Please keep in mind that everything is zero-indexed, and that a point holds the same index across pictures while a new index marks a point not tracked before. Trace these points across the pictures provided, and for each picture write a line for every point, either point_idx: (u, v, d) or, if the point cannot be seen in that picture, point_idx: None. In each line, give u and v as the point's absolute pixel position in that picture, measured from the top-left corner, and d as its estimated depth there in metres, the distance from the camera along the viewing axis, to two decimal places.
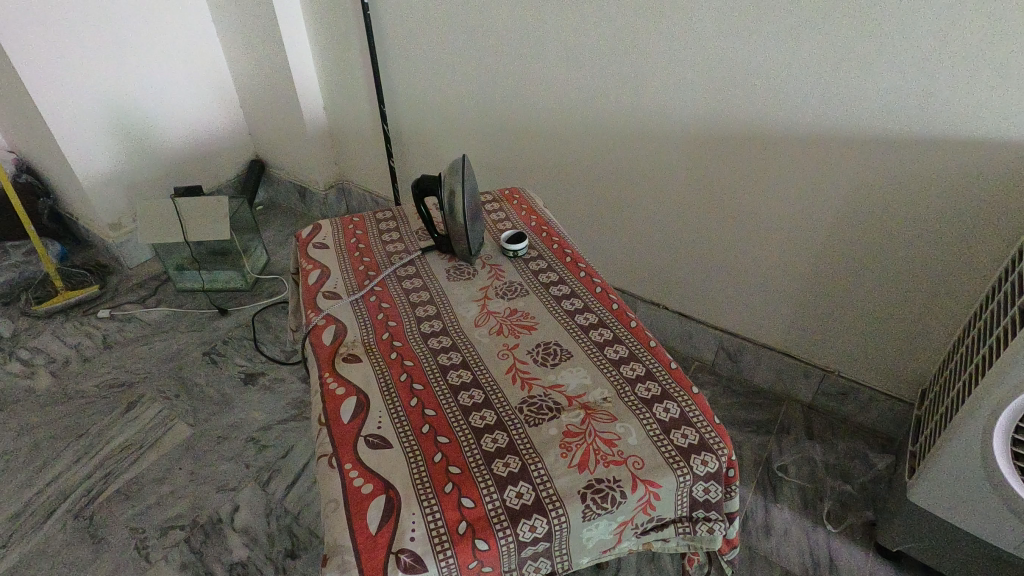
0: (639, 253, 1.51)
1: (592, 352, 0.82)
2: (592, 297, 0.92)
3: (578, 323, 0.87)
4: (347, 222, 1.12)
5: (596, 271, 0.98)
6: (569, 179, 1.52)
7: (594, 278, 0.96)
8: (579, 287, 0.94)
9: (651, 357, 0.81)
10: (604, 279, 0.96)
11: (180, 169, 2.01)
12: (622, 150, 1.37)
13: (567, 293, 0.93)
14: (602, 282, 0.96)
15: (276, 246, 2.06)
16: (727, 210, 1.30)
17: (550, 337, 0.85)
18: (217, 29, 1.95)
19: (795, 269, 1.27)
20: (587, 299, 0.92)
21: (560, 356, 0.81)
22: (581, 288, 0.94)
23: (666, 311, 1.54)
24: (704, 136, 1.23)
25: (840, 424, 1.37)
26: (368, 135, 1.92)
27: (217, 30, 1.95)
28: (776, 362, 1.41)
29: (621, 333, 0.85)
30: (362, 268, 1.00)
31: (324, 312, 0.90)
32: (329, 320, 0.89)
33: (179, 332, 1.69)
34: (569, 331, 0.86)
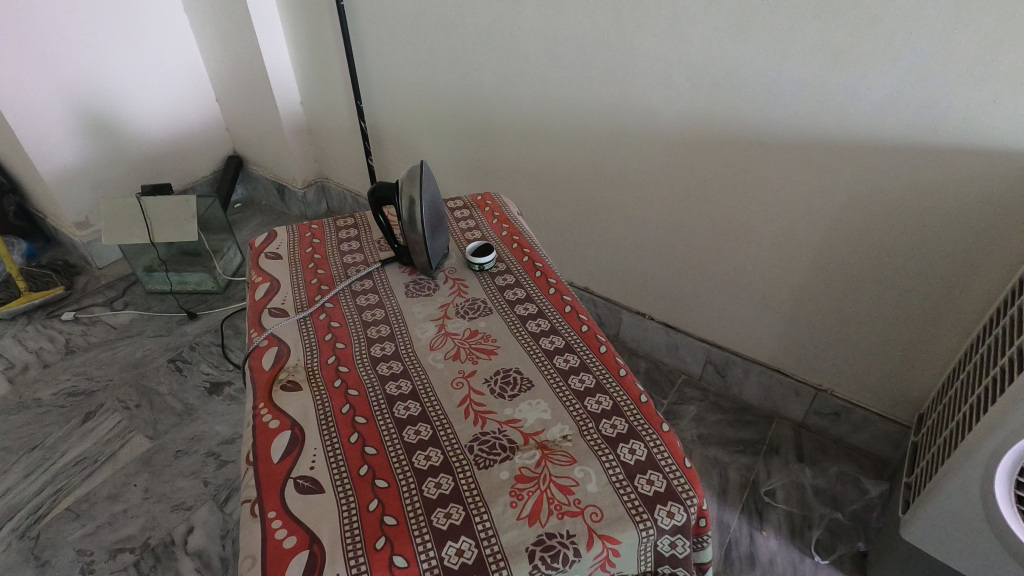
0: (624, 261, 1.43)
1: (555, 381, 0.75)
2: (560, 317, 0.85)
3: (543, 348, 0.80)
4: (305, 229, 1.05)
5: (567, 288, 0.90)
6: (551, 182, 1.44)
7: (564, 295, 0.89)
8: (547, 305, 0.87)
9: (619, 389, 0.74)
10: (575, 297, 0.89)
11: (152, 164, 1.94)
12: (606, 152, 1.29)
13: (534, 312, 0.86)
14: (573, 299, 0.89)
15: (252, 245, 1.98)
16: (715, 218, 1.22)
17: (510, 364, 0.78)
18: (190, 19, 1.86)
19: (787, 281, 1.20)
20: (555, 319, 0.85)
21: (520, 386, 0.74)
22: (549, 306, 0.87)
23: (652, 321, 1.46)
24: (691, 139, 1.16)
25: (833, 445, 1.29)
26: (347, 132, 1.85)
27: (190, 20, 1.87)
28: (766, 378, 1.33)
29: (589, 360, 0.78)
30: (315, 282, 0.93)
31: (266, 332, 0.83)
32: (271, 341, 0.82)
33: (145, 337, 1.62)
34: (532, 357, 0.79)
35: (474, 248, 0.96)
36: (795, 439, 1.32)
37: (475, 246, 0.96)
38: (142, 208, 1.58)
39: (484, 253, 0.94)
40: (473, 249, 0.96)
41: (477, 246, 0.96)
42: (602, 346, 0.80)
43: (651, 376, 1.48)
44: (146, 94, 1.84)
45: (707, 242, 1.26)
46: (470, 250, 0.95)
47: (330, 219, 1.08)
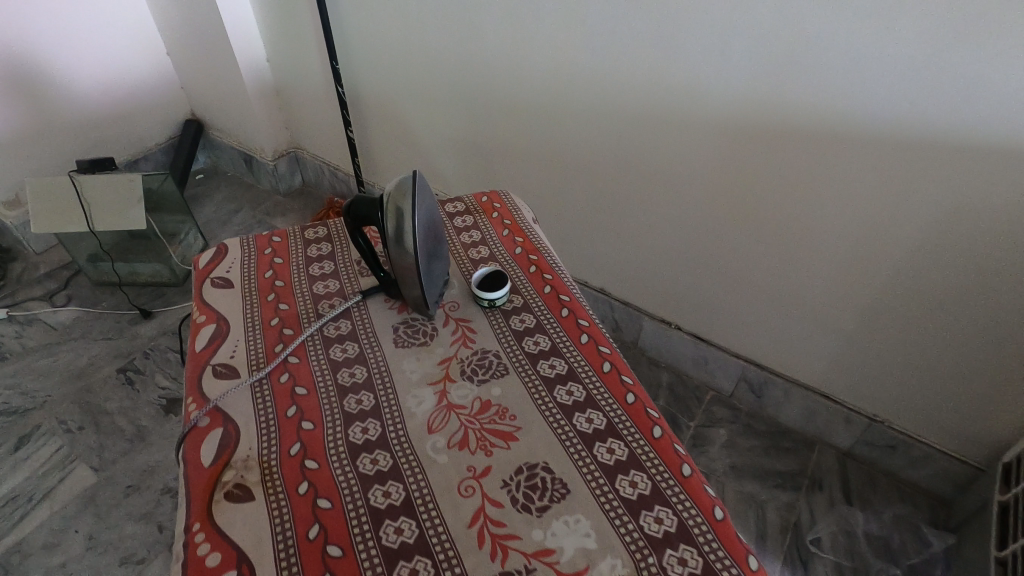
0: (650, 265, 1.23)
1: (597, 487, 0.56)
2: (598, 381, 0.65)
3: (578, 430, 0.60)
4: (263, 244, 0.82)
5: (603, 334, 0.70)
6: (565, 170, 1.21)
7: (601, 346, 0.69)
8: (579, 362, 0.67)
9: (684, 499, 0.55)
10: (614, 349, 0.69)
11: (92, 130, 1.65)
12: (636, 137, 1.06)
13: (564, 374, 0.66)
14: (612, 352, 0.69)
15: (215, 225, 1.73)
16: (768, 222, 1.01)
17: (536, 457, 0.58)
18: None
19: (850, 301, 1.00)
20: (591, 385, 0.65)
21: (552, 495, 0.55)
22: (583, 364, 0.67)
23: (679, 332, 1.27)
24: (748, 128, 0.93)
25: (882, 479, 1.13)
26: (322, 98, 1.57)
27: None
28: (811, 402, 1.16)
29: (640, 450, 0.59)
30: (275, 323, 0.71)
31: (207, 404, 0.62)
32: (214, 419, 0.61)
33: (90, 340, 1.39)
34: (564, 446, 0.59)
35: (481, 277, 0.75)
36: (840, 470, 1.16)
37: (482, 275, 0.75)
38: (78, 190, 1.33)
39: (495, 286, 0.74)
40: (481, 279, 0.75)
41: (485, 275, 0.75)
42: (655, 426, 0.61)
43: (675, 392, 1.30)
44: (80, 46, 1.54)
45: (755, 248, 1.06)
46: (477, 281, 0.75)
47: (297, 228, 0.86)
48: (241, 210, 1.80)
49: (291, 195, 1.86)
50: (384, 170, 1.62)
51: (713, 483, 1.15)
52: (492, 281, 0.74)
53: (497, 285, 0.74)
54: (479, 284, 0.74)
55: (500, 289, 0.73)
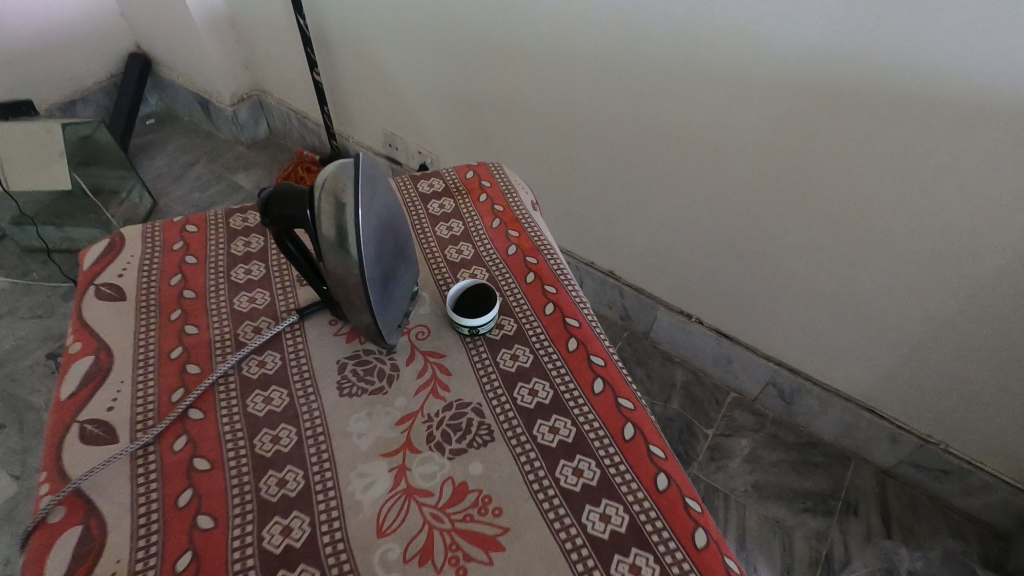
0: (669, 250, 1.03)
1: None
2: (617, 453, 0.47)
3: (589, 533, 0.43)
4: (173, 235, 0.62)
5: (624, 378, 0.52)
6: (571, 132, 0.98)
7: (621, 398, 0.51)
8: (591, 422, 0.49)
9: None
10: (639, 402, 0.51)
11: (17, 68, 1.40)
12: (662, 96, 0.83)
13: (570, 442, 0.48)
14: (636, 405, 0.51)
15: (167, 181, 1.50)
16: (826, 210, 0.80)
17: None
18: None
19: (919, 310, 0.81)
20: (606, 459, 0.47)
21: None
22: (596, 426, 0.49)
23: (699, 326, 1.09)
24: (816, 90, 0.71)
25: (927, 503, 0.99)
26: (282, 32, 1.32)
27: None
28: (851, 416, 0.99)
29: (677, 567, 0.41)
30: (177, 355, 0.52)
31: (64, 487, 0.43)
32: (72, 511, 0.43)
33: (16, 318, 1.20)
34: (570, 559, 0.41)
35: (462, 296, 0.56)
36: (878, 492, 1.00)
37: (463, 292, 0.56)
38: None
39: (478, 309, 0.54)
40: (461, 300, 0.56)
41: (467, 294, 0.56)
42: (697, 528, 0.43)
43: (691, 393, 1.13)
44: None
45: (804, 240, 0.85)
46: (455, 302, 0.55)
47: (221, 213, 0.65)
48: (197, 163, 1.57)
49: (255, 146, 1.63)
50: (358, 120, 1.38)
51: (733, 505, 0.99)
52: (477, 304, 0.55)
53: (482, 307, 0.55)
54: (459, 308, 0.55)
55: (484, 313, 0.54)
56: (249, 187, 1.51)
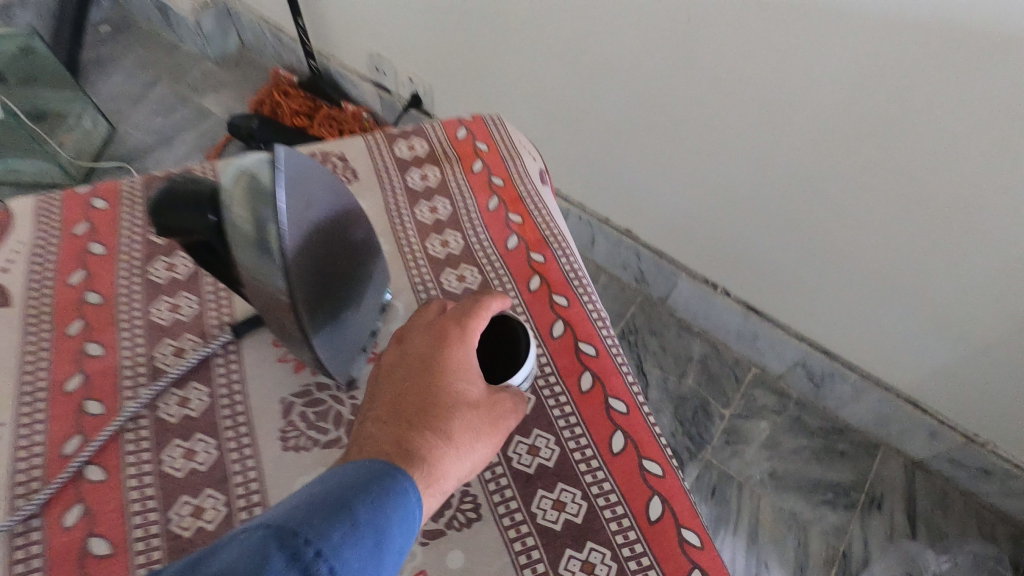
0: (699, 213, 0.87)
1: None
2: (638, 541, 0.37)
3: None
4: (73, 213, 0.48)
5: (651, 432, 0.41)
6: (589, 67, 0.80)
7: (646, 460, 0.40)
8: (607, 496, 0.38)
9: None
10: (671, 467, 0.40)
11: None
12: (708, 31, 0.65)
13: (579, 523, 0.38)
14: (665, 469, 0.40)
15: (125, 102, 1.32)
16: (904, 186, 0.64)
17: None
18: None
19: (1003, 308, 0.67)
20: (625, 550, 0.37)
21: None
22: (613, 501, 0.38)
23: (725, 297, 0.96)
24: (921, 31, 0.53)
25: (958, 500, 0.91)
26: None
27: None
28: (888, 406, 0.89)
29: None
30: (75, 388, 0.40)
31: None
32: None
33: None
34: None
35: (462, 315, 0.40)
36: (905, 485, 0.92)
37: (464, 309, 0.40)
38: None
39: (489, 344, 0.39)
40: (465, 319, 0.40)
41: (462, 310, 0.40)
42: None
43: (708, 368, 1.03)
44: None
45: (869, 216, 0.69)
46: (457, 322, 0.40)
47: (139, 182, 0.50)
48: (159, 81, 1.37)
49: (225, 62, 1.42)
50: (338, 37, 1.17)
51: (747, 494, 0.92)
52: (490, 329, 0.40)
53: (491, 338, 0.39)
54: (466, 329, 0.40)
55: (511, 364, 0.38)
56: (219, 112, 1.32)
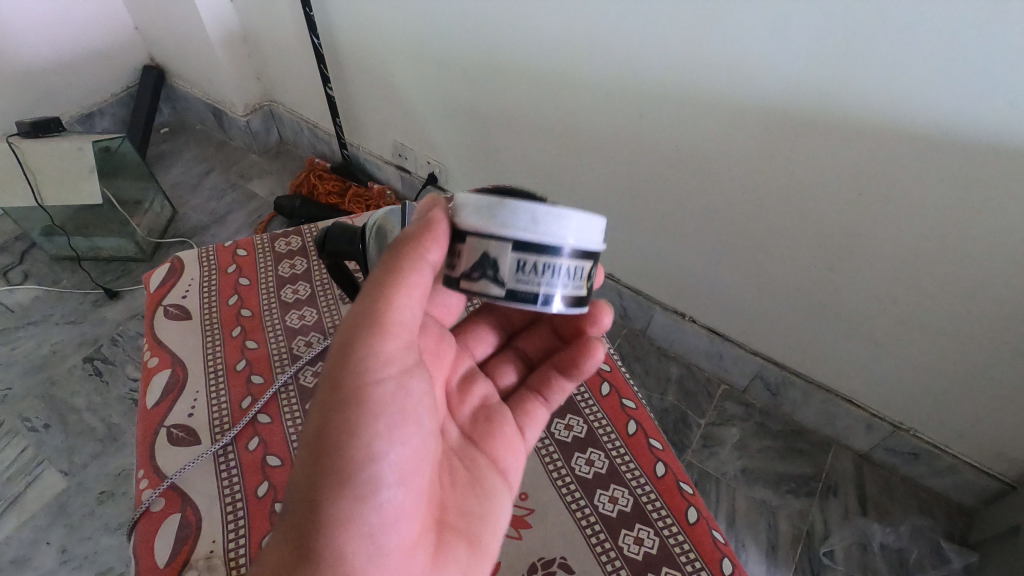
0: (665, 256, 1.10)
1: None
2: (621, 445, 0.59)
3: (598, 508, 0.55)
4: (226, 258, 0.70)
5: (626, 382, 0.64)
6: (572, 149, 1.05)
7: (623, 398, 0.63)
8: (599, 420, 0.61)
9: None
10: (640, 402, 0.62)
11: (41, 85, 1.48)
12: (655, 124, 0.90)
13: (582, 436, 0.60)
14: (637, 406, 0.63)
15: (184, 189, 1.58)
16: (804, 225, 0.88)
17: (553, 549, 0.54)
18: None
19: (893, 314, 0.89)
20: (614, 452, 0.59)
21: None
22: (603, 422, 0.61)
23: (693, 324, 1.18)
24: (791, 123, 0.78)
25: (900, 485, 1.08)
26: (294, 46, 1.38)
27: None
28: (831, 405, 1.08)
29: (668, 533, 0.53)
30: (242, 368, 0.60)
31: (162, 483, 0.52)
32: (170, 502, 0.51)
33: (51, 324, 1.28)
34: (582, 528, 0.54)
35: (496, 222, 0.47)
36: (856, 474, 1.10)
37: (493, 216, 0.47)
38: (18, 155, 1.19)
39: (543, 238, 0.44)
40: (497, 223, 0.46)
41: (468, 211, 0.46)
42: (690, 507, 0.55)
43: (685, 386, 1.23)
44: None
45: (787, 250, 0.92)
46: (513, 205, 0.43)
47: (266, 237, 0.73)
48: (212, 171, 1.64)
49: (267, 154, 1.70)
50: (368, 131, 1.45)
51: (724, 487, 1.09)
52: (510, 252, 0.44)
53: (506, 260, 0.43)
54: (501, 232, 0.43)
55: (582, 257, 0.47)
56: (264, 195, 1.58)
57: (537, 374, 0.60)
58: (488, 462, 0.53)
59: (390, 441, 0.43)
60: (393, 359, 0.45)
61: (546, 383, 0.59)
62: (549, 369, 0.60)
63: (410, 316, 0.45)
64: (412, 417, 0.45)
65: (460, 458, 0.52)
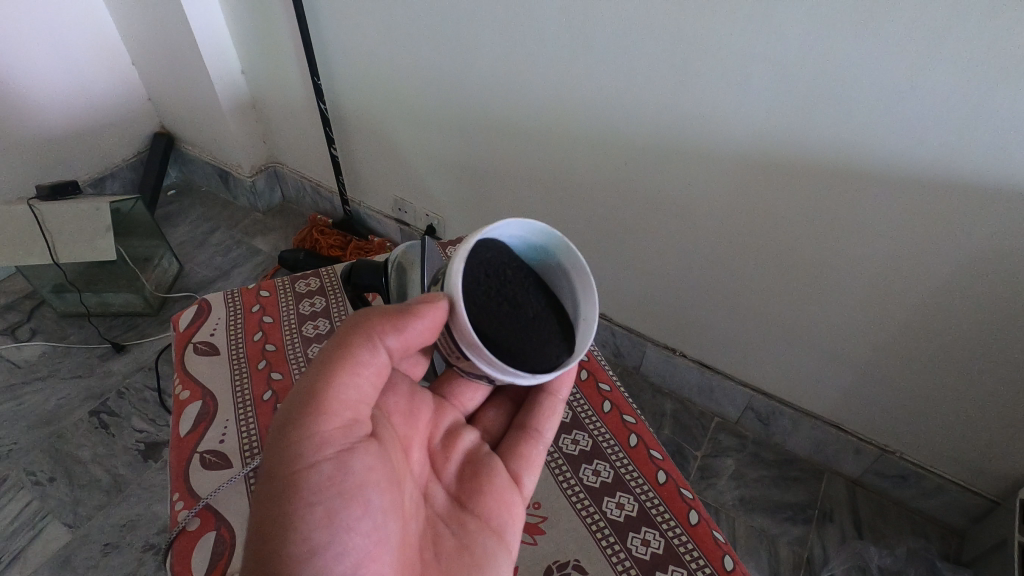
0: (656, 295, 1.17)
1: (623, 567, 0.60)
2: (625, 457, 0.69)
3: (604, 509, 0.64)
4: (251, 299, 0.81)
5: (623, 399, 0.75)
6: (564, 196, 1.13)
7: (623, 414, 0.73)
8: (601, 434, 0.71)
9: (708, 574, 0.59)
10: (637, 416, 0.73)
11: (59, 153, 1.56)
12: (641, 171, 0.99)
13: (588, 448, 0.70)
14: (636, 421, 0.73)
15: (191, 247, 1.64)
16: (779, 260, 0.95)
17: (564, 552, 0.61)
18: None
19: (869, 340, 0.95)
20: (619, 463, 0.68)
21: None
22: (606, 435, 0.71)
23: (684, 359, 1.24)
24: (759, 168, 0.87)
25: (892, 509, 1.12)
26: (301, 111, 1.48)
27: None
28: (820, 432, 1.13)
29: (668, 525, 0.63)
30: (268, 397, 0.69)
31: (197, 503, 0.60)
32: (205, 520, 0.59)
33: (58, 379, 1.30)
34: (591, 526, 0.63)
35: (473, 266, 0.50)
36: (850, 500, 1.14)
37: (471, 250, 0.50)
38: (38, 219, 1.26)
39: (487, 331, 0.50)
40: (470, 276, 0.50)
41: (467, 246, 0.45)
42: (691, 510, 0.64)
43: (680, 420, 1.28)
44: (35, 57, 1.42)
45: (766, 283, 1.00)
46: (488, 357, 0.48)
47: (287, 280, 0.84)
48: (217, 229, 1.71)
49: (270, 212, 1.79)
50: (370, 188, 1.54)
51: (724, 517, 1.12)
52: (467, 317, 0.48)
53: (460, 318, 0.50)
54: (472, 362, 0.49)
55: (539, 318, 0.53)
56: (267, 250, 1.65)
57: (523, 410, 0.63)
58: (477, 523, 0.55)
59: (333, 527, 0.45)
60: (329, 442, 0.46)
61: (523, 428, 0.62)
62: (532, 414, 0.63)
63: (352, 395, 0.48)
64: (358, 499, 0.46)
65: (447, 525, 0.55)
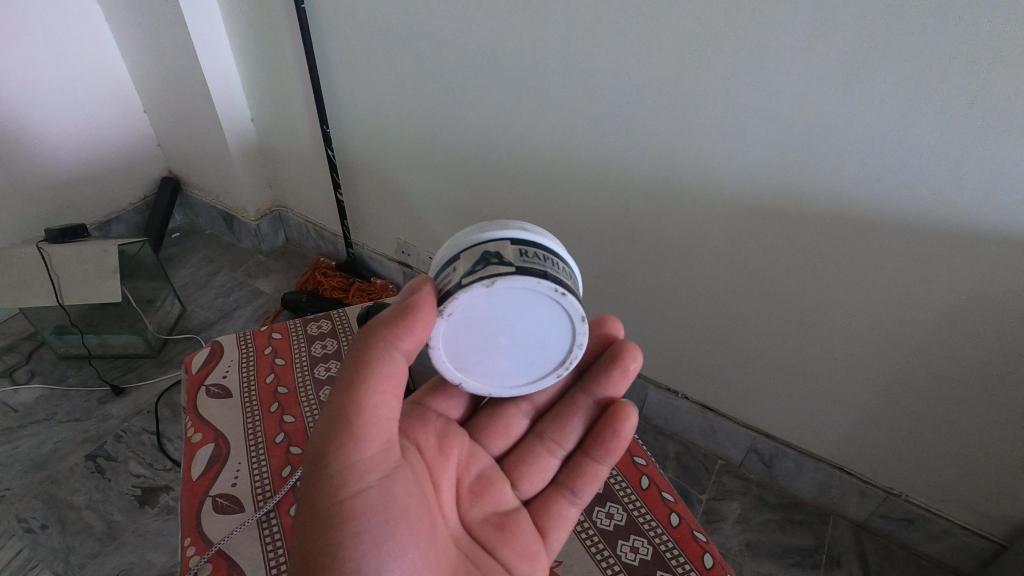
0: (657, 338, 1.18)
1: None
2: (637, 499, 0.70)
3: (619, 553, 0.65)
4: (264, 341, 0.83)
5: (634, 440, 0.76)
6: (566, 241, 1.15)
7: (633, 455, 0.74)
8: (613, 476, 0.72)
9: None
10: (648, 457, 0.74)
11: (65, 196, 1.59)
12: (643, 218, 1.02)
13: (600, 491, 0.71)
14: (647, 463, 0.74)
15: (193, 289, 1.66)
16: (777, 303, 0.98)
17: None
18: (110, 26, 1.51)
19: (869, 381, 0.97)
20: (631, 506, 0.69)
21: None
22: (618, 478, 0.72)
23: (686, 401, 1.24)
24: (753, 216, 0.91)
25: (899, 554, 1.11)
26: (307, 156, 1.53)
27: (110, 28, 1.52)
28: (824, 474, 1.13)
29: (684, 569, 0.63)
30: (280, 440, 0.71)
31: (210, 549, 0.60)
32: (218, 566, 0.59)
33: (54, 423, 1.28)
34: (608, 570, 0.64)
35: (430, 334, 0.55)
36: (856, 545, 1.13)
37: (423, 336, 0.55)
38: (45, 260, 1.27)
39: (470, 313, 0.54)
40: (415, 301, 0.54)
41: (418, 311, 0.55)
42: (705, 553, 0.64)
43: (683, 463, 1.28)
44: (46, 106, 1.46)
45: (766, 325, 1.02)
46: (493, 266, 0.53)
47: (298, 323, 0.87)
48: (220, 271, 1.73)
49: (273, 253, 1.81)
50: (373, 232, 1.57)
51: (731, 563, 1.11)
52: (460, 281, 0.53)
53: (436, 326, 0.54)
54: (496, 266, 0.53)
55: (477, 383, 0.58)
56: (269, 292, 1.66)
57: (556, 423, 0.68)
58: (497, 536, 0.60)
59: None
60: None
61: (567, 408, 0.68)
62: (573, 393, 0.68)
63: None
64: None
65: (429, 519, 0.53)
